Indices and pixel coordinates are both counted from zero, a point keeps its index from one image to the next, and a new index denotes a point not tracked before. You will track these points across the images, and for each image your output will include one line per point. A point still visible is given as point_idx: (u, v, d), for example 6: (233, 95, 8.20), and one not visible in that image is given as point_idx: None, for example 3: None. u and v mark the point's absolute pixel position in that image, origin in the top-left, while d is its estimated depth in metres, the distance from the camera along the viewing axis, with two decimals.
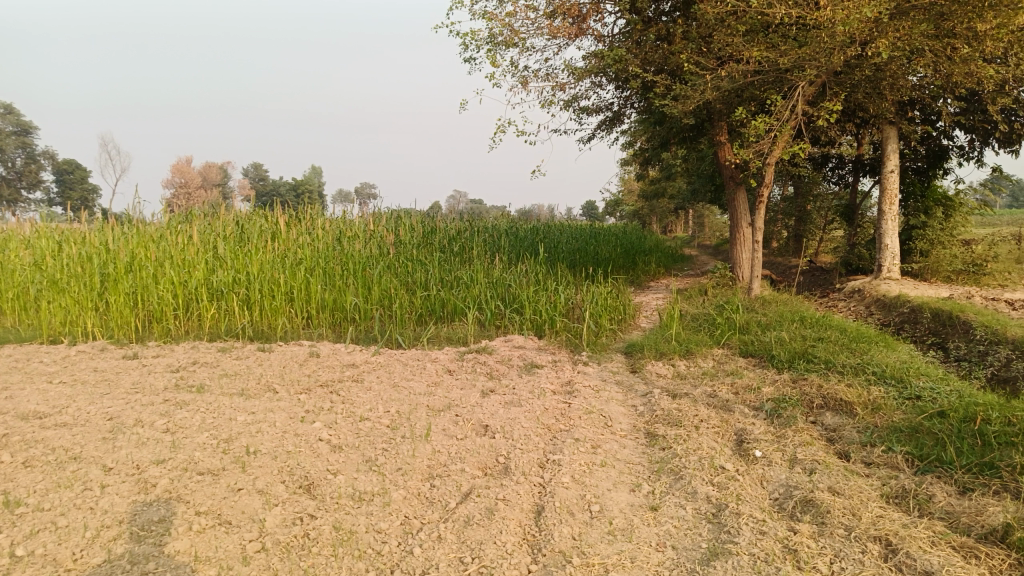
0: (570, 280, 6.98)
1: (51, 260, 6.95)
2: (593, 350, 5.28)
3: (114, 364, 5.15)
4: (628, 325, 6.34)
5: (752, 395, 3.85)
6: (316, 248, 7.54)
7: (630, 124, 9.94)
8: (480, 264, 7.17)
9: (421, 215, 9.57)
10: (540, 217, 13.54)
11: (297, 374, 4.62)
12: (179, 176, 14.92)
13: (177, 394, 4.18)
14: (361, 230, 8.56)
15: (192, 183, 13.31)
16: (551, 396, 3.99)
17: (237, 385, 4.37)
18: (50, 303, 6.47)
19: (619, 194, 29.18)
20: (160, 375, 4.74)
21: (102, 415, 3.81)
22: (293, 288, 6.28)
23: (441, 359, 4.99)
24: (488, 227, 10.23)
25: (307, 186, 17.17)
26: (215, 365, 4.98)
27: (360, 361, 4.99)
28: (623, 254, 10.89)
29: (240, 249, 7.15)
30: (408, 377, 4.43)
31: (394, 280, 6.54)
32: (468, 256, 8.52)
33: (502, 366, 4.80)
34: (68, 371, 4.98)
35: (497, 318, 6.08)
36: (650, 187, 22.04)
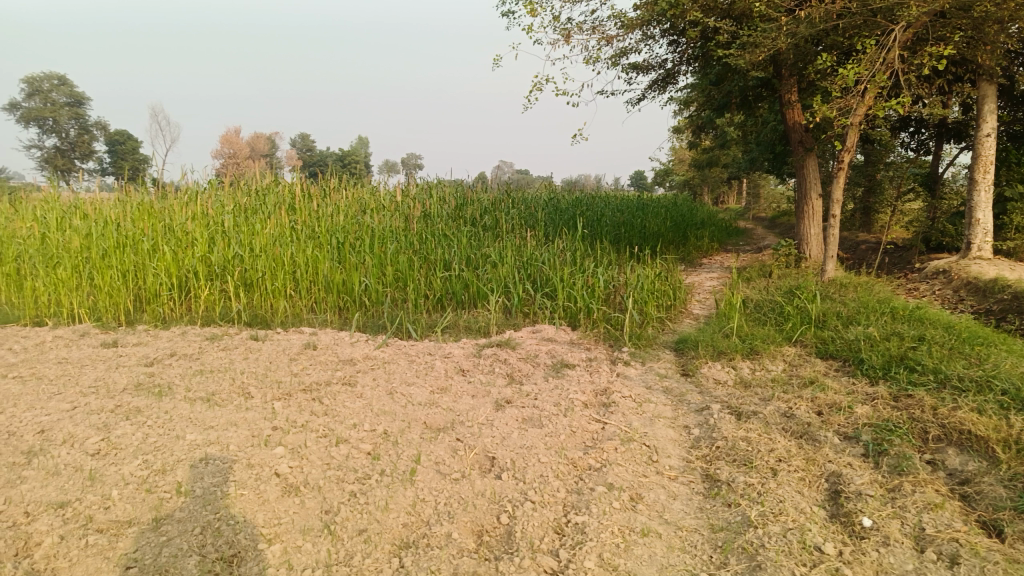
0: (612, 259, 6.10)
1: (43, 234, 6.37)
2: (636, 346, 4.42)
3: (87, 355, 4.52)
4: (678, 313, 5.45)
5: (842, 419, 2.97)
6: (330, 221, 6.81)
7: (682, 84, 8.93)
8: (511, 239, 6.32)
9: (452, 185, 8.75)
10: (585, 187, 12.60)
11: (282, 372, 3.89)
12: (227, 143, 14.58)
13: (133, 399, 3.49)
14: (383, 202, 7.80)
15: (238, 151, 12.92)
16: (584, 412, 3.18)
17: (209, 387, 3.66)
18: (36, 280, 5.91)
19: (670, 164, 27.86)
20: (130, 371, 4.08)
21: (34, 425, 3.14)
22: (298, 266, 5.55)
23: (455, 354, 4.21)
24: (526, 198, 9.37)
25: (352, 157, 16.53)
26: (196, 358, 4.31)
27: (361, 354, 4.23)
28: (674, 228, 9.93)
29: (246, 221, 6.47)
30: (410, 379, 3.66)
31: (411, 259, 5.76)
32: (500, 231, 7.67)
33: (526, 365, 3.99)
34: (33, 362, 4.38)
35: (526, 303, 5.26)
36: (703, 156, 20.80)
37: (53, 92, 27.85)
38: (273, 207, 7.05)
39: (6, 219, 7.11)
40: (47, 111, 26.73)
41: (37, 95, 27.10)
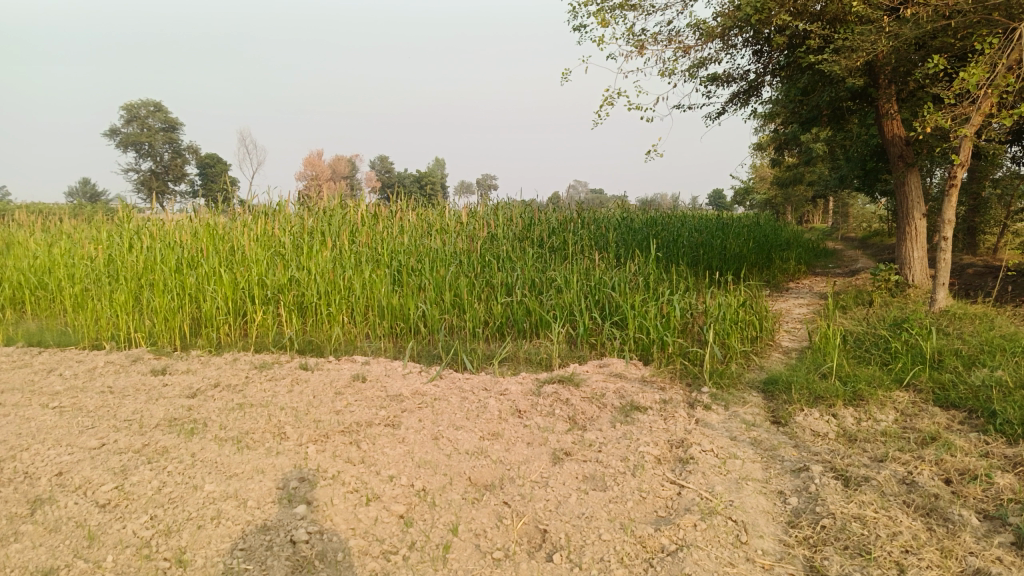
0: (691, 285, 5.59)
1: (107, 256, 6.33)
2: (717, 386, 3.91)
3: (132, 384, 4.34)
4: (765, 346, 4.89)
5: (979, 492, 2.41)
6: (390, 243, 6.55)
7: (766, 96, 8.34)
8: (579, 262, 5.90)
9: (521, 205, 8.40)
10: (661, 206, 12.05)
11: (324, 409, 3.57)
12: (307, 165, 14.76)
13: (162, 437, 3.23)
14: (449, 223, 7.51)
15: (319, 173, 12.99)
16: (657, 470, 2.72)
17: (243, 425, 3.37)
18: (96, 303, 5.85)
19: (751, 183, 26.85)
20: (169, 403, 3.85)
21: (52, 466, 2.90)
22: (353, 291, 5.28)
23: (512, 391, 3.80)
24: (599, 218, 8.92)
25: (427, 177, 16.43)
26: (239, 390, 4.05)
27: (410, 389, 3.87)
28: (757, 250, 9.26)
29: (305, 243, 6.27)
30: (460, 421, 3.27)
31: (471, 283, 5.41)
32: (569, 254, 7.25)
33: (591, 407, 3.55)
34: (77, 390, 4.22)
35: (594, 333, 4.81)
36: (787, 174, 19.85)
37: (151, 117, 29.13)
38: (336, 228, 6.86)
39: (76, 241, 7.16)
40: (145, 137, 28.05)
41: (135, 121, 28.42)
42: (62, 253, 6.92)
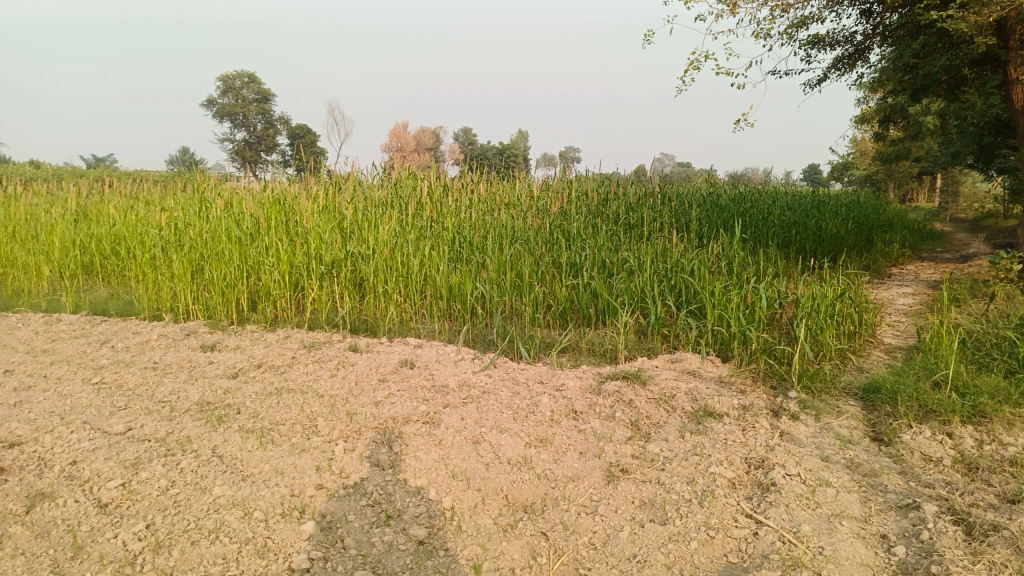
0: (781, 270, 5.01)
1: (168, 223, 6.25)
2: (807, 392, 3.40)
3: (178, 360, 4.19)
4: (864, 343, 4.31)
5: None
6: (457, 204, 6.15)
7: (874, 61, 7.50)
8: (656, 241, 5.39)
9: (597, 178, 7.90)
10: (751, 181, 11.27)
11: (362, 398, 3.28)
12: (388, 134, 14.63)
13: (189, 425, 3.01)
14: (519, 196, 7.12)
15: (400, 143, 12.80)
16: (729, 498, 2.29)
17: (274, 414, 3.11)
18: (157, 273, 5.79)
19: (850, 158, 25.22)
20: (208, 384, 3.64)
21: (68, 452, 2.72)
22: (410, 267, 4.96)
23: (570, 388, 3.41)
24: (682, 193, 8.32)
25: (506, 150, 16.02)
26: (281, 373, 3.81)
27: (458, 379, 3.54)
28: (856, 231, 8.47)
29: (366, 205, 5.95)
30: (506, 420, 2.91)
31: (536, 262, 5.01)
32: (646, 232, 6.73)
33: (658, 411, 3.12)
34: (123, 365, 4.10)
35: (667, 323, 4.34)
36: (891, 149, 18.44)
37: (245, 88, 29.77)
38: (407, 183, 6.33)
39: (145, 206, 7.14)
40: (239, 108, 28.77)
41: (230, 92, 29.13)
42: (129, 217, 6.90)
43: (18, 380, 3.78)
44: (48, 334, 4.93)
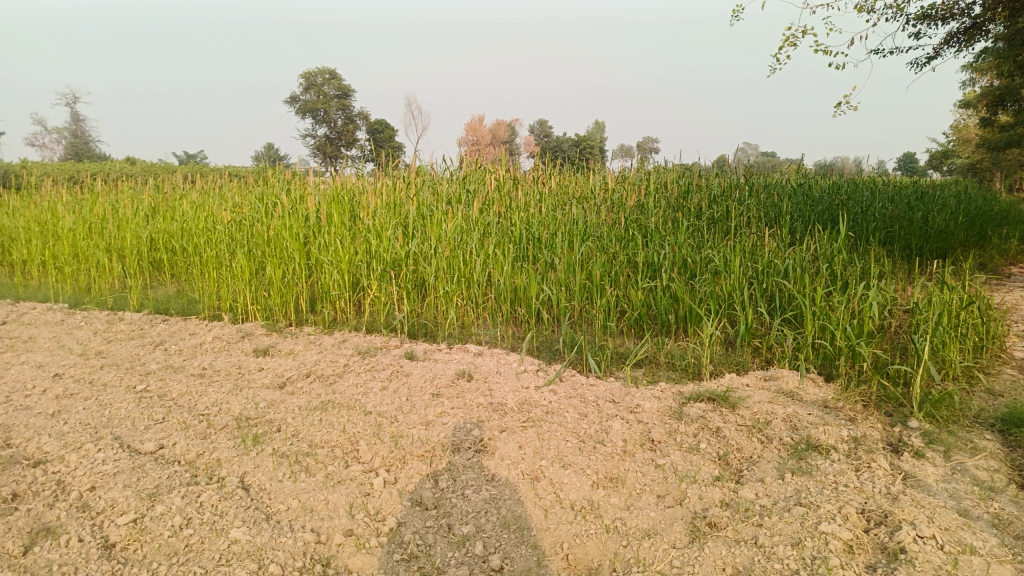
0: (891, 272, 4.40)
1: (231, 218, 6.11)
2: (932, 422, 2.86)
3: (228, 366, 3.97)
4: (994, 360, 3.69)
5: None
6: (524, 196, 5.75)
7: (996, 36, 6.66)
8: (745, 238, 4.86)
9: (678, 170, 7.36)
10: (845, 171, 10.45)
11: (412, 417, 2.94)
12: (468, 127, 14.42)
13: (222, 445, 2.73)
14: (593, 189, 6.67)
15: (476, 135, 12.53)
16: (847, 571, 1.82)
17: (314, 433, 2.80)
18: (218, 272, 5.65)
19: (952, 145, 23.50)
20: (252, 396, 3.38)
21: (88, 475, 2.48)
22: (473, 267, 4.60)
23: (646, 411, 2.97)
24: (771, 185, 7.68)
25: (584, 142, 15.53)
26: (330, 383, 3.52)
27: (520, 396, 3.15)
28: (969, 226, 7.63)
29: (428, 198, 5.63)
30: (571, 451, 2.51)
31: (609, 261, 4.56)
32: (731, 227, 6.17)
33: (751, 444, 2.65)
34: (172, 371, 3.90)
35: (757, 332, 3.83)
36: (1000, 135, 16.99)
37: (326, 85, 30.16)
38: (473, 175, 6.02)
39: (212, 201, 7.05)
40: (321, 104, 29.25)
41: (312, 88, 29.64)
42: (195, 213, 6.83)
43: (64, 386, 3.63)
44: (107, 335, 4.83)
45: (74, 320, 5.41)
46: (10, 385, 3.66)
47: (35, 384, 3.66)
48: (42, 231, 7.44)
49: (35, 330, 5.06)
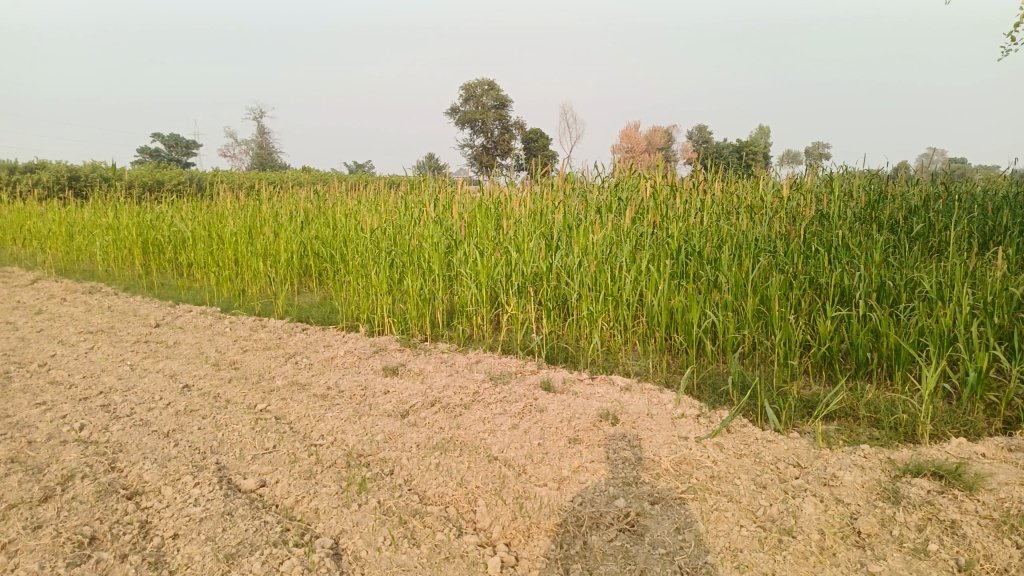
0: None
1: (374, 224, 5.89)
2: None
3: (353, 385, 3.66)
4: None
5: None
6: (685, 200, 5.07)
7: None
8: (963, 257, 3.93)
9: (865, 175, 6.37)
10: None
11: (544, 469, 2.43)
12: (625, 133, 13.81)
13: (322, 487, 2.36)
14: (764, 197, 5.87)
15: (632, 141, 11.87)
16: None
17: (428, 483, 2.37)
18: (357, 281, 5.44)
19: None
20: (369, 423, 3.01)
21: (177, 516, 2.18)
22: (625, 286, 4.01)
23: (846, 486, 2.29)
24: (981, 194, 6.48)
25: (748, 148, 14.39)
26: (455, 413, 3.08)
27: (678, 452, 2.56)
28: None
29: (577, 207, 5.12)
30: (747, 543, 1.90)
31: (788, 283, 3.83)
32: (935, 244, 5.17)
33: (1005, 549, 1.91)
34: (297, 388, 3.64)
35: (990, 383, 2.99)
36: None
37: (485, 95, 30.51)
38: (627, 180, 5.43)
39: (361, 208, 6.94)
40: (478, 113, 29.67)
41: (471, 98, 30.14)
42: (344, 219, 6.72)
43: (187, 400, 3.45)
44: (246, 343, 4.71)
45: (221, 324, 5.39)
46: (139, 397, 3.54)
47: (161, 396, 3.51)
48: (206, 234, 7.68)
49: (182, 335, 5.06)
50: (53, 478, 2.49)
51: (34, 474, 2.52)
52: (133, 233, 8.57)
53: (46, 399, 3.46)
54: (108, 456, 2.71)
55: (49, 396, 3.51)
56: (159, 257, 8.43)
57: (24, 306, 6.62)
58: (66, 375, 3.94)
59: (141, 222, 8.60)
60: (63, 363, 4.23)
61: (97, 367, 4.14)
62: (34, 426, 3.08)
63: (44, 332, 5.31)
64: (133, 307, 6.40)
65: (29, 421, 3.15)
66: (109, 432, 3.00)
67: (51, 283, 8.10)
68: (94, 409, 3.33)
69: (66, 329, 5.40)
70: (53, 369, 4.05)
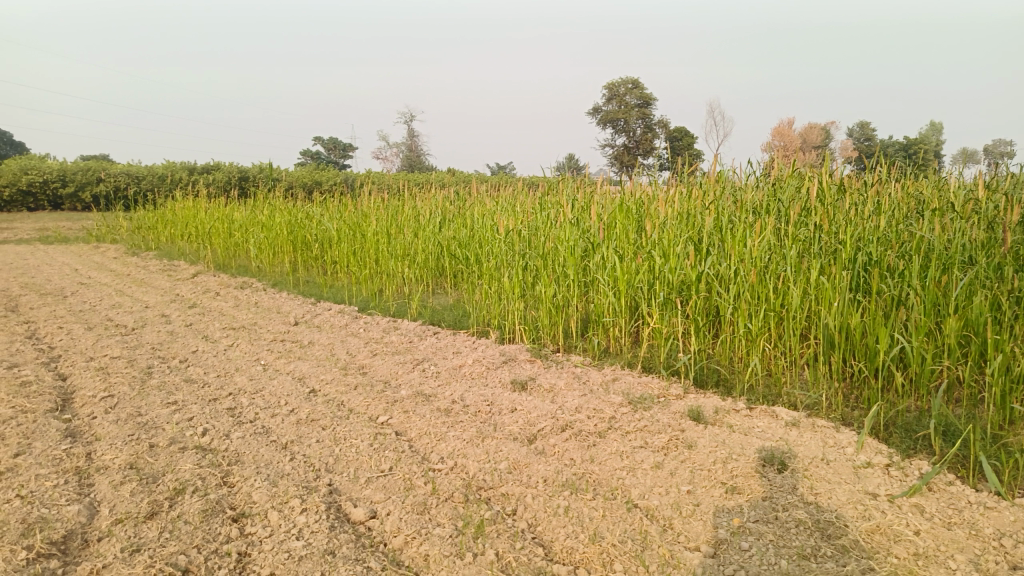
0: None
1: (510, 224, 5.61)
2: None
3: (479, 398, 3.35)
4: None
5: None
6: (858, 197, 4.41)
7: None
8: None
9: None
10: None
11: (694, 527, 2.01)
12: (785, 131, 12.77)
13: (435, 527, 2.07)
14: (958, 196, 5.02)
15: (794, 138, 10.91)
16: None
17: (555, 533, 2.02)
18: (491, 285, 5.18)
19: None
20: (493, 446, 2.69)
21: (276, 551, 1.97)
22: (790, 302, 3.47)
23: None
24: None
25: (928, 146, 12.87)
26: (590, 442, 2.69)
27: (867, 518, 2.05)
28: None
29: (729, 208, 4.59)
30: None
31: (1000, 302, 3.14)
32: None
33: None
34: (420, 398, 3.39)
35: None
36: None
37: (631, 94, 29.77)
38: (790, 178, 4.80)
39: (498, 209, 6.71)
40: (623, 113, 28.99)
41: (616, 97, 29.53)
42: (481, 220, 6.51)
43: (310, 407, 3.29)
44: (376, 345, 4.54)
45: (354, 324, 5.29)
46: (264, 401, 3.44)
47: (285, 402, 3.39)
48: (350, 233, 7.76)
49: (316, 334, 5.00)
50: (164, 490, 2.37)
51: (147, 485, 2.41)
52: (284, 231, 8.85)
53: (178, 399, 3.44)
54: (222, 468, 2.57)
55: (181, 396, 3.49)
56: (306, 255, 8.64)
57: (182, 300, 6.93)
58: (201, 374, 3.93)
59: (291, 220, 8.86)
60: (202, 361, 4.25)
61: (232, 366, 4.12)
62: (161, 428, 3.03)
63: (193, 326, 5.47)
64: (277, 303, 6.51)
65: (157, 423, 3.11)
66: (229, 439, 2.88)
67: (210, 278, 8.52)
68: (219, 412, 3.25)
69: (212, 324, 5.52)
70: (191, 367, 4.07)
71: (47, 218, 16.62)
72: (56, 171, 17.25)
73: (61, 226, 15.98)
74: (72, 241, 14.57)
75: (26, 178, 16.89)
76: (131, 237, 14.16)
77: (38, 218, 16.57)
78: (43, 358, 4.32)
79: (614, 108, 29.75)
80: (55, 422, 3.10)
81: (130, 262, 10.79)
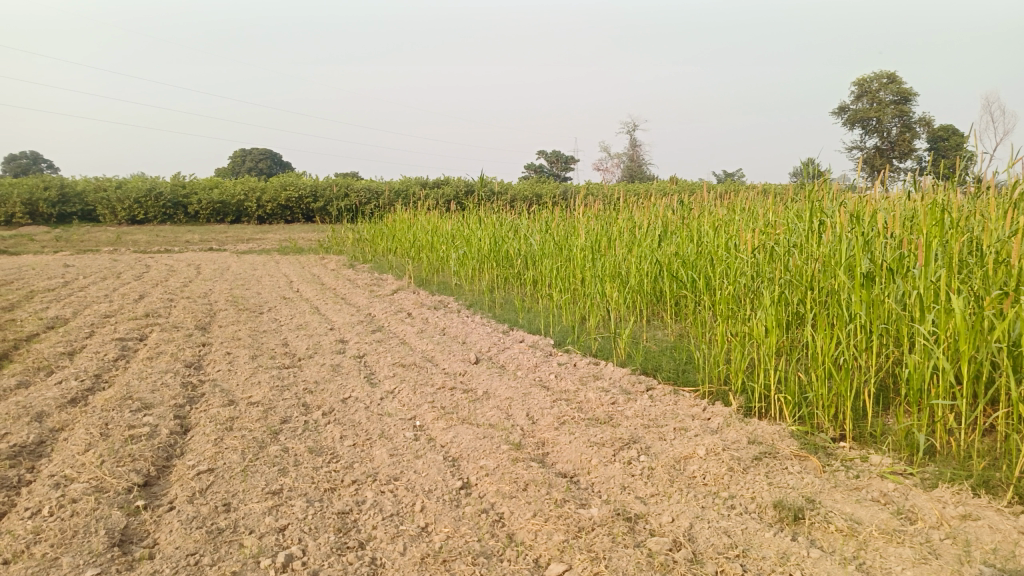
0: None
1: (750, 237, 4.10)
2: None
3: (720, 540, 1.98)
4: None
5: None
6: None
7: None
8: None
9: None
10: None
11: None
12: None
13: None
14: None
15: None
16: None
17: None
18: (728, 327, 3.71)
19: None
20: None
21: None
22: None
23: None
24: None
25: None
26: None
27: None
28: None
29: None
30: None
31: None
32: None
33: None
34: (621, 524, 2.08)
35: None
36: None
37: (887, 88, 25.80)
38: None
39: (736, 219, 5.18)
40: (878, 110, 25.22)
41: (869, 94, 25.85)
42: (714, 233, 5.04)
43: (451, 523, 2.13)
44: (568, 405, 3.30)
45: (545, 368, 4.09)
46: (393, 497, 2.34)
47: (421, 505, 2.26)
48: (554, 248, 6.65)
49: (496, 379, 3.87)
50: None
51: None
52: (487, 245, 7.98)
53: (283, 483, 2.45)
54: None
55: (291, 478, 2.50)
56: (508, 272, 7.67)
57: (370, 322, 6.22)
58: (335, 439, 2.95)
59: (495, 233, 7.97)
60: (347, 415, 3.29)
61: (378, 426, 3.10)
62: (234, 546, 2.04)
63: (364, 358, 4.62)
64: (465, 331, 5.53)
65: (237, 531, 2.13)
66: None
67: (408, 296, 7.83)
68: (325, 517, 2.20)
69: (385, 356, 4.62)
70: (328, 427, 3.12)
71: (290, 230, 17.64)
72: (307, 188, 18.37)
73: (300, 238, 16.80)
74: (305, 252, 15.14)
75: (284, 193, 18.15)
76: (353, 248, 14.37)
77: (287, 229, 17.64)
78: (181, 397, 3.64)
79: (864, 105, 26.06)
80: (116, 516, 2.24)
81: (345, 275, 10.61)
